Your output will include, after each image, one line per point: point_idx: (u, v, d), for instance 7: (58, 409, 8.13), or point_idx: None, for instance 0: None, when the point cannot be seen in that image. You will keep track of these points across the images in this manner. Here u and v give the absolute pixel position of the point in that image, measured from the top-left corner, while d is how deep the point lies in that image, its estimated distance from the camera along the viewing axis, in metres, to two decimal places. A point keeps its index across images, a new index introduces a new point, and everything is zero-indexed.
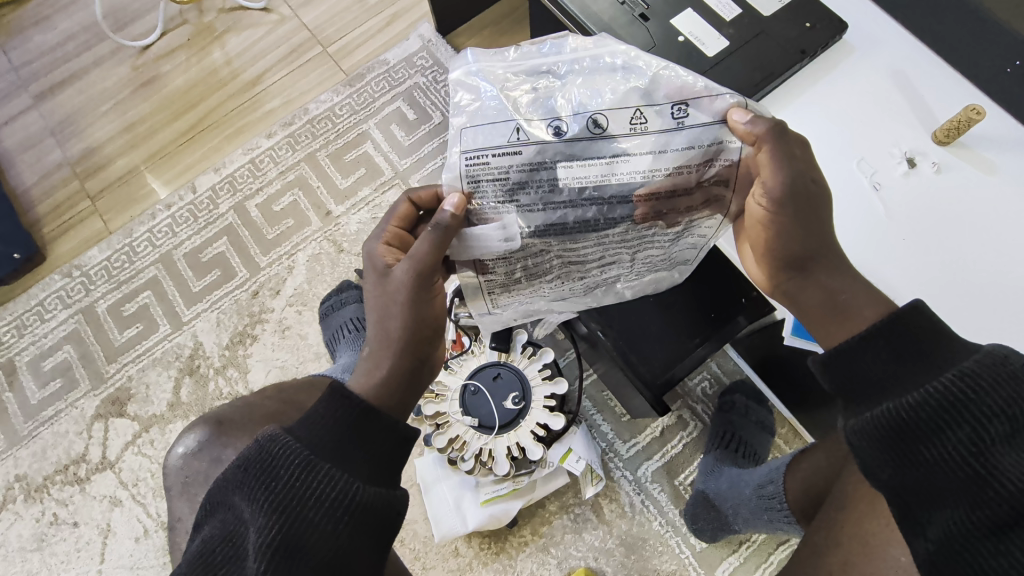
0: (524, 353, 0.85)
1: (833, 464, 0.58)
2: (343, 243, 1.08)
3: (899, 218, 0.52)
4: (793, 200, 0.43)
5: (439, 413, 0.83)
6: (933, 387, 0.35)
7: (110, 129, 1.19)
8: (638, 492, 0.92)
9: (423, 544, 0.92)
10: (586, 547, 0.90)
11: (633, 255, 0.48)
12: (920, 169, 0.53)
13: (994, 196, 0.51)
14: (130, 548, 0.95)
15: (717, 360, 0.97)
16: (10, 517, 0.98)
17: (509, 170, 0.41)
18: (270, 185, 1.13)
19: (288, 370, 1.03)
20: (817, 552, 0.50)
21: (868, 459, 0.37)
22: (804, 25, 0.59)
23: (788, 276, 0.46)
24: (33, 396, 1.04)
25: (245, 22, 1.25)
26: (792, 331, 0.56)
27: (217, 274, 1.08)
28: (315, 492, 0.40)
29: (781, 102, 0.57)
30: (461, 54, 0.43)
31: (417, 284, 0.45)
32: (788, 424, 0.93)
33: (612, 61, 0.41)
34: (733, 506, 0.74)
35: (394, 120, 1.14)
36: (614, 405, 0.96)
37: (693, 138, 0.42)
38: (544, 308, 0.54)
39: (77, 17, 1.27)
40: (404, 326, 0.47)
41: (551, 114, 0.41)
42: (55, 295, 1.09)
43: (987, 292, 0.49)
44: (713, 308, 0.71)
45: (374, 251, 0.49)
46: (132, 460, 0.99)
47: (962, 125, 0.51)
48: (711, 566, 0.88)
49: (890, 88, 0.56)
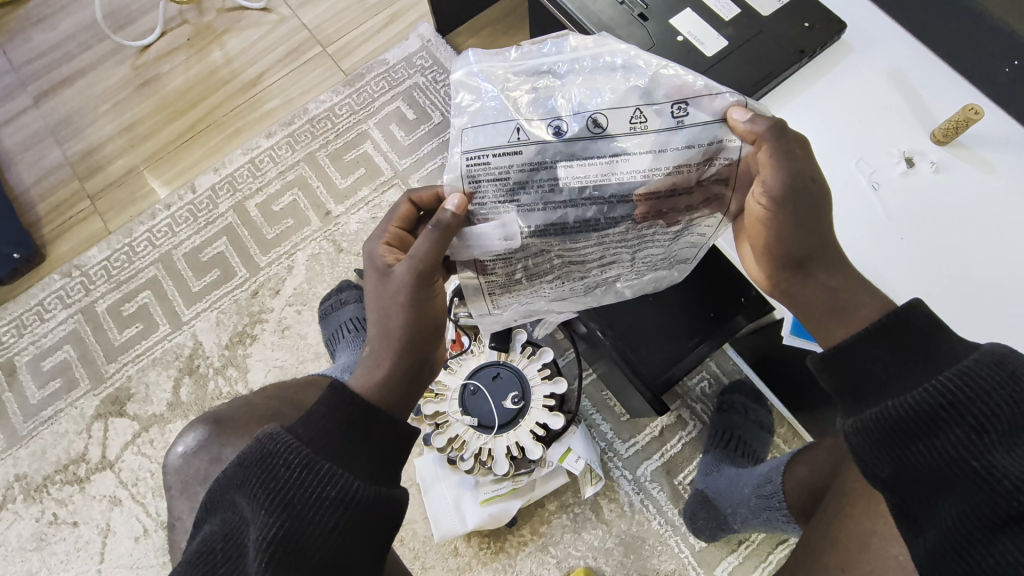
0: (524, 353, 0.85)
1: (832, 463, 0.58)
2: (343, 243, 1.08)
3: (898, 217, 0.52)
4: (793, 199, 0.43)
5: (439, 413, 0.83)
6: (931, 385, 0.35)
7: (110, 129, 1.19)
8: (638, 491, 0.92)
9: (423, 544, 0.92)
10: (586, 546, 0.90)
11: (633, 254, 0.48)
12: (918, 168, 0.53)
13: (993, 197, 0.52)
14: (130, 548, 0.95)
15: (717, 360, 0.97)
16: (10, 517, 0.98)
17: (509, 170, 0.41)
18: (270, 185, 1.13)
19: (288, 370, 1.03)
20: (816, 551, 0.50)
21: (866, 457, 0.37)
22: (803, 25, 0.59)
23: (788, 275, 0.46)
24: (33, 396, 1.04)
25: (245, 22, 1.25)
26: (792, 330, 0.56)
27: (217, 274, 1.08)
28: (315, 491, 0.41)
29: (780, 101, 0.57)
30: (462, 55, 0.43)
31: (417, 283, 0.45)
32: (787, 424, 0.93)
33: (612, 61, 0.42)
34: (733, 506, 0.74)
35: (393, 120, 1.14)
36: (614, 405, 0.96)
37: (692, 137, 0.42)
38: (544, 308, 0.54)
39: (77, 17, 1.27)
40: (404, 326, 0.47)
41: (551, 114, 0.41)
42: (55, 295, 1.09)
43: (986, 292, 0.49)
44: (713, 308, 0.71)
45: (375, 251, 0.49)
46: (132, 459, 0.99)
47: (960, 125, 0.51)
48: (711, 566, 0.88)
49: (889, 87, 0.56)
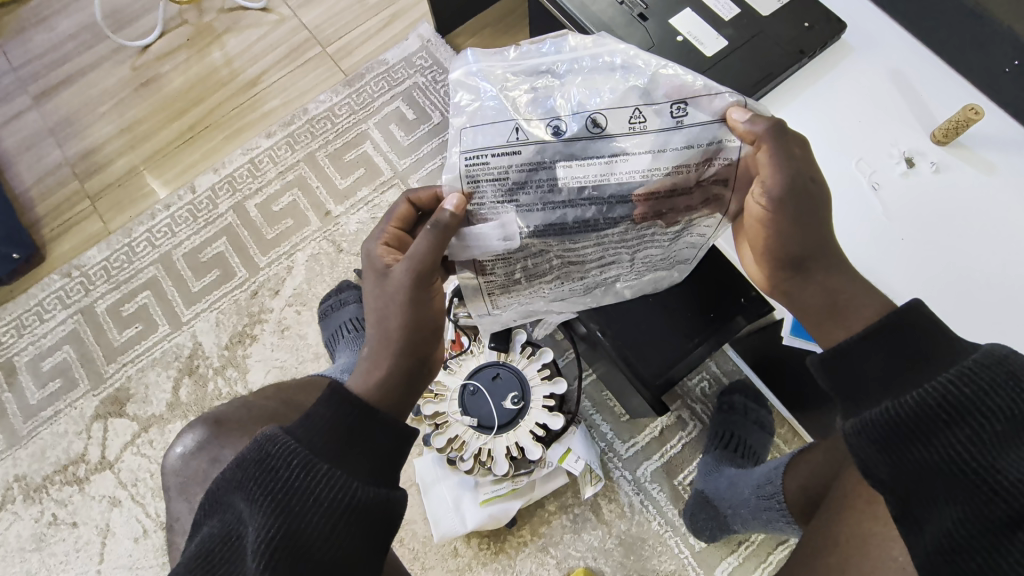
0: (523, 353, 0.85)
1: (832, 463, 0.58)
2: (343, 243, 1.08)
3: (898, 218, 0.52)
4: (793, 199, 0.43)
5: (439, 413, 0.83)
6: (931, 386, 0.35)
7: (110, 129, 1.19)
8: (638, 491, 0.92)
9: (423, 544, 0.92)
10: (586, 547, 0.90)
11: (632, 255, 0.48)
12: (918, 169, 0.53)
13: (994, 197, 0.51)
14: (130, 548, 0.95)
15: (717, 360, 0.97)
16: (9, 517, 0.98)
17: (508, 170, 0.41)
18: (270, 185, 1.13)
19: (287, 370, 1.03)
20: (816, 552, 0.50)
21: (866, 458, 0.37)
22: (803, 25, 0.59)
23: (787, 276, 0.46)
24: (33, 396, 1.04)
25: (245, 22, 1.25)
26: (792, 331, 0.56)
27: (217, 274, 1.08)
28: (314, 492, 0.40)
29: (780, 101, 0.57)
30: (461, 55, 0.43)
31: (416, 283, 0.45)
32: (787, 424, 0.93)
33: (611, 60, 0.41)
34: (733, 506, 0.73)
35: (393, 120, 1.14)
36: (614, 405, 0.96)
37: (692, 137, 0.42)
38: (543, 308, 0.53)
39: (77, 17, 1.27)
40: (403, 326, 0.47)
41: (550, 114, 0.41)
42: (55, 295, 1.09)
43: (986, 292, 0.49)
44: (713, 308, 0.71)
45: (374, 251, 0.49)
46: (132, 460, 0.99)
47: (960, 125, 0.51)
48: (711, 566, 0.88)
49: (889, 88, 0.56)
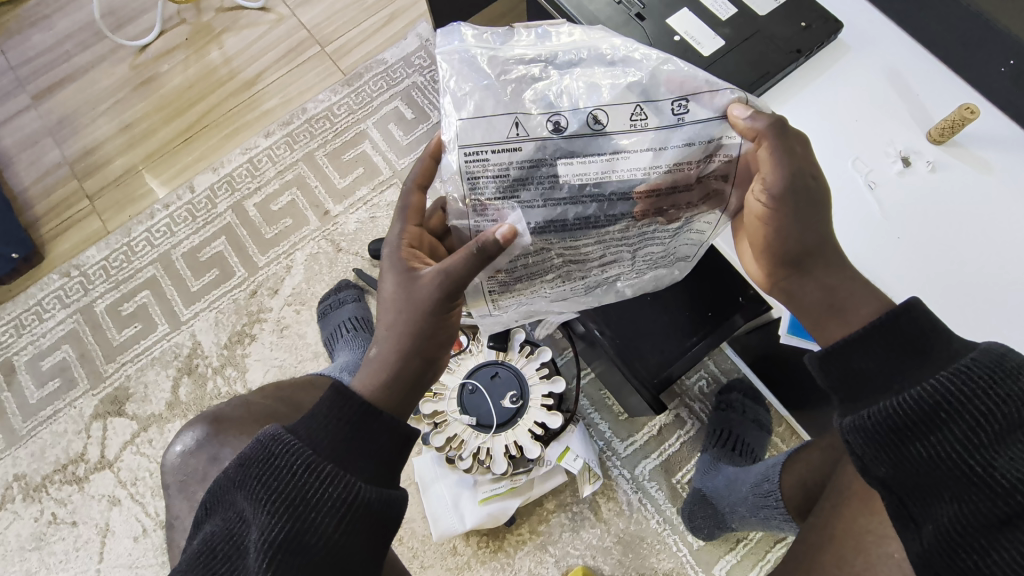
0: (522, 352, 0.86)
1: (828, 462, 0.58)
2: (341, 242, 1.08)
3: (895, 216, 0.52)
4: (794, 196, 0.43)
5: (437, 412, 0.83)
6: (930, 385, 0.35)
7: (109, 129, 1.19)
8: (636, 490, 0.92)
9: (421, 542, 0.92)
10: (585, 545, 0.91)
11: (633, 253, 0.48)
12: (914, 167, 0.53)
13: (990, 197, 0.52)
14: (129, 547, 0.95)
15: (715, 358, 0.97)
16: (9, 517, 0.98)
17: (509, 167, 0.42)
18: (268, 185, 1.13)
19: (286, 370, 1.03)
20: (812, 549, 0.50)
21: (864, 456, 0.37)
22: (799, 24, 0.59)
23: (787, 273, 0.46)
24: (32, 396, 1.04)
25: (243, 22, 1.25)
26: (789, 330, 0.57)
27: (215, 274, 1.08)
28: (316, 491, 0.41)
29: (776, 101, 0.57)
30: (446, 27, 0.44)
31: (443, 294, 0.45)
32: (785, 422, 0.93)
33: (611, 54, 0.42)
34: (731, 504, 0.74)
35: (392, 120, 1.14)
36: (612, 404, 0.97)
37: (693, 134, 0.42)
38: (544, 308, 0.53)
39: (75, 17, 1.27)
40: (420, 333, 0.47)
41: (550, 108, 0.41)
42: (54, 295, 1.09)
43: (984, 291, 0.49)
44: (711, 307, 0.71)
45: (399, 252, 0.48)
46: (131, 459, 0.99)
47: (956, 124, 0.52)
48: (708, 564, 0.89)
49: (885, 87, 0.56)
